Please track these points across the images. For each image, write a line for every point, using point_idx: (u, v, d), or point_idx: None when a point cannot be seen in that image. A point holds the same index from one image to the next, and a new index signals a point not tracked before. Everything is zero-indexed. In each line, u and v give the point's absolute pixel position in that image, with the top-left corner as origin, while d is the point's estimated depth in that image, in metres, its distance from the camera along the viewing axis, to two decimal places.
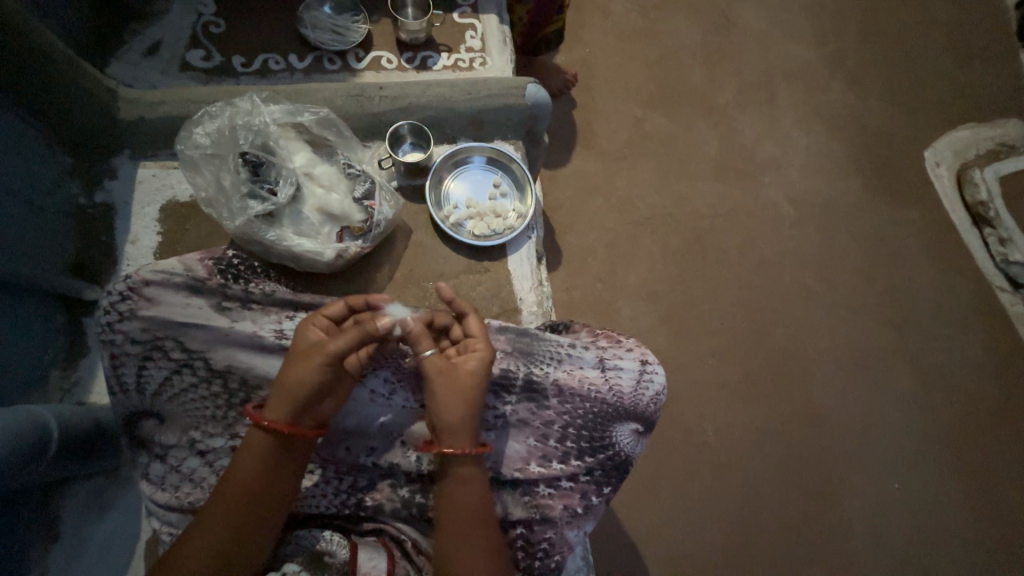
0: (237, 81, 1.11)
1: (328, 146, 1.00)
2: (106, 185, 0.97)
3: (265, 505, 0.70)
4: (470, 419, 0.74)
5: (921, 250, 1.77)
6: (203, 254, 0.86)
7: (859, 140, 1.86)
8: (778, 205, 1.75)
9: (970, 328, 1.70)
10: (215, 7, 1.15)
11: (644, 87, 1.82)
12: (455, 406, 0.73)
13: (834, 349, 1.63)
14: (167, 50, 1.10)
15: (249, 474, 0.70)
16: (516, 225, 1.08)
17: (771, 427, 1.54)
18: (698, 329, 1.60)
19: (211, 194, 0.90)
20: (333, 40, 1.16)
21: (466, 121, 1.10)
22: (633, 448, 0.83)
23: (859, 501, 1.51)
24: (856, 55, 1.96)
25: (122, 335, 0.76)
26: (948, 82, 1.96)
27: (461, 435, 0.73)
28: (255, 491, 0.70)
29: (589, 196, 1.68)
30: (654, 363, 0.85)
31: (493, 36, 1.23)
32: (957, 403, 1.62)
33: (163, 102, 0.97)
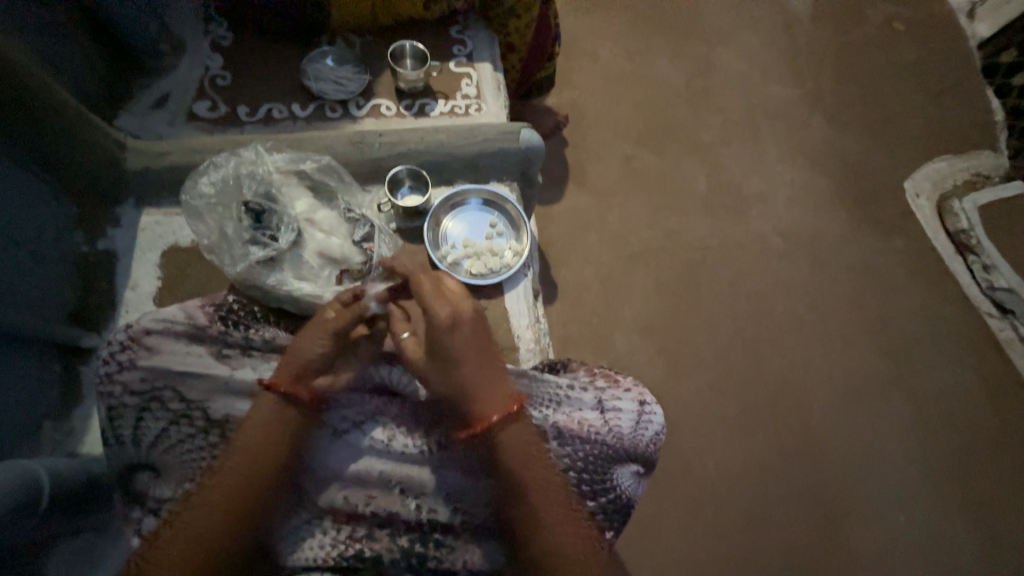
0: (241, 130, 1.15)
1: (329, 192, 1.03)
2: (109, 233, 0.99)
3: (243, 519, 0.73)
4: (477, 388, 0.78)
5: (908, 278, 1.81)
6: (203, 301, 0.87)
7: (841, 174, 1.94)
8: (767, 237, 1.80)
9: (962, 354, 1.72)
10: (222, 60, 1.20)
11: (633, 126, 1.90)
12: (457, 381, 0.78)
13: (830, 378, 1.64)
14: (174, 101, 1.15)
15: (236, 487, 0.73)
16: (512, 264, 1.11)
17: (772, 459, 1.53)
18: (694, 360, 1.61)
19: (212, 241, 0.92)
20: (334, 89, 1.21)
21: (463, 165, 1.14)
22: (634, 490, 0.83)
23: (865, 536, 1.48)
24: (832, 94, 2.07)
25: (121, 386, 0.78)
26: (921, 117, 2.07)
27: (484, 403, 0.78)
28: (234, 504, 0.72)
29: (583, 232, 1.72)
30: (653, 403, 0.86)
31: (488, 83, 1.29)
32: (955, 430, 1.62)
33: (170, 153, 1.01)
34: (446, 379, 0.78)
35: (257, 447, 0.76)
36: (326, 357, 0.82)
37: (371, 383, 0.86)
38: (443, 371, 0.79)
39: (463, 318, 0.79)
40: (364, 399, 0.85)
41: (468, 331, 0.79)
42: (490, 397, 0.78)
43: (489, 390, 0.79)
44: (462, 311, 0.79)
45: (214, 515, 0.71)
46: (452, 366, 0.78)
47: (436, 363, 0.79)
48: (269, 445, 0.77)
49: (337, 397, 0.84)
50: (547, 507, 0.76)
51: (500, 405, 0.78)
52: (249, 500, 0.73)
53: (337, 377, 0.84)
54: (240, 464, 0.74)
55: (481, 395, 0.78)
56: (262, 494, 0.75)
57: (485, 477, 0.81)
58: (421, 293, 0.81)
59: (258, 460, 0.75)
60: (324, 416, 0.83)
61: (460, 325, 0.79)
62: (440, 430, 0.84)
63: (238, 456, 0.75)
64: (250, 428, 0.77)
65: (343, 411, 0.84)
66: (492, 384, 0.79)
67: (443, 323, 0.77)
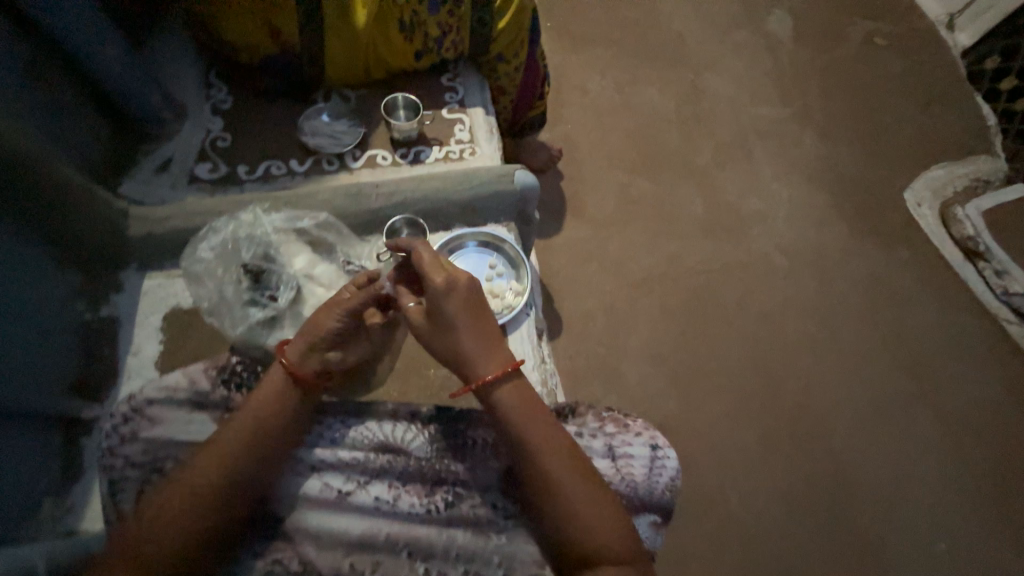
0: (242, 189, 1.18)
1: (328, 246, 1.04)
2: (111, 299, 1.00)
3: (228, 497, 0.74)
4: (477, 348, 0.79)
5: (918, 289, 1.77)
6: (208, 363, 0.86)
7: (839, 188, 1.93)
8: (770, 256, 1.78)
9: (984, 364, 1.67)
10: (222, 123, 1.25)
11: (627, 155, 1.92)
12: (457, 342, 0.80)
13: (849, 397, 1.59)
14: (176, 165, 1.18)
15: (229, 466, 0.74)
16: (515, 304, 1.09)
17: (797, 488, 1.46)
18: (707, 387, 1.57)
19: (213, 303, 0.94)
20: (330, 143, 1.24)
21: (460, 209, 1.15)
22: (654, 542, 0.79)
23: (904, 566, 1.39)
24: (821, 111, 2.09)
25: (123, 459, 0.77)
26: (913, 127, 2.08)
27: (478, 365, 0.79)
28: (224, 480, 0.73)
29: (584, 262, 1.72)
30: (666, 446, 0.83)
31: (480, 128, 1.31)
32: (987, 446, 1.55)
33: (171, 218, 1.03)
34: (444, 342, 0.81)
35: (253, 425, 0.77)
36: (342, 331, 0.85)
37: (372, 441, 0.86)
38: (442, 336, 0.81)
39: (459, 286, 0.80)
40: (364, 457, 0.84)
41: (463, 298, 0.80)
42: (488, 358, 0.80)
43: (487, 351, 0.80)
44: (457, 279, 0.81)
45: (203, 488, 0.72)
46: (449, 329, 0.80)
47: (433, 329, 0.82)
48: (267, 422, 0.78)
49: (335, 451, 0.85)
50: (564, 481, 0.74)
51: (496, 367, 0.79)
52: (239, 477, 0.75)
53: (337, 431, 0.86)
54: (234, 444, 0.75)
55: (480, 355, 0.79)
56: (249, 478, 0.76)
57: (497, 535, 0.80)
58: (420, 263, 0.82)
59: (254, 438, 0.76)
60: (324, 475, 0.84)
61: (456, 292, 0.80)
62: (448, 485, 0.83)
63: (233, 434, 0.76)
64: (247, 409, 0.78)
65: (345, 470, 0.84)
66: (490, 346, 0.80)
67: (439, 291, 0.80)
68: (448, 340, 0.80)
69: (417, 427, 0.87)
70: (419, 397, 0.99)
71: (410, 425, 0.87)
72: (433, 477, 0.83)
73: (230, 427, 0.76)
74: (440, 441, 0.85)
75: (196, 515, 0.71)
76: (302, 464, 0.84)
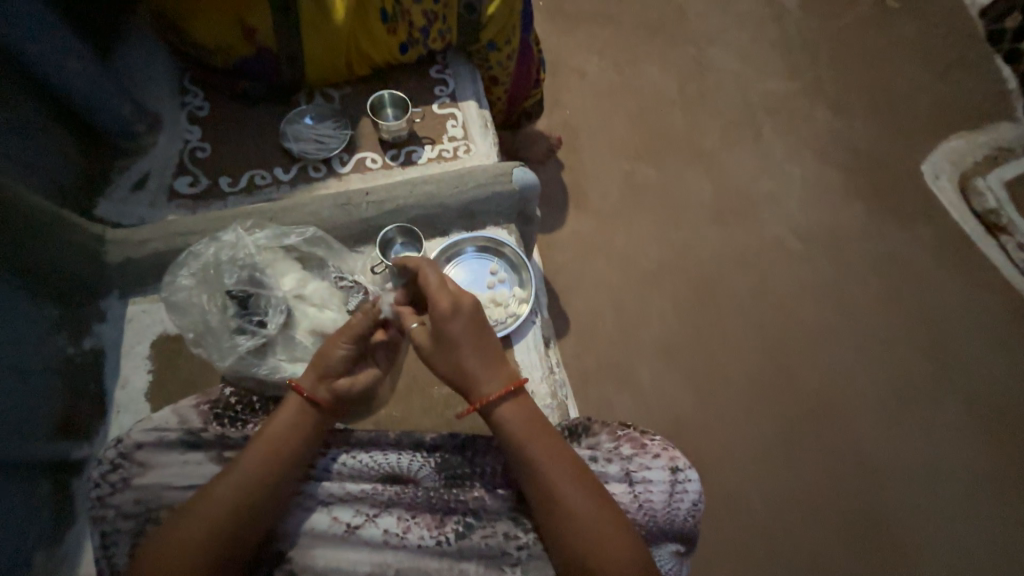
0: (225, 203, 1.12)
1: (318, 261, 0.99)
2: (95, 330, 0.95)
3: (242, 530, 0.70)
4: (481, 368, 0.77)
5: (942, 266, 1.68)
6: (199, 398, 0.83)
7: (854, 165, 1.83)
8: (784, 240, 1.70)
9: (1015, 342, 1.57)
10: (200, 132, 1.17)
11: (629, 141, 1.83)
12: (461, 362, 0.76)
13: (872, 385, 1.51)
14: (154, 181, 1.11)
15: (243, 494, 0.71)
16: (520, 312, 1.03)
17: (821, 482, 1.39)
18: (722, 381, 1.50)
19: (198, 333, 0.88)
20: (317, 149, 1.16)
21: (456, 213, 1.08)
22: (677, 572, 0.77)
23: (937, 560, 1.33)
24: (832, 82, 1.98)
25: (113, 510, 0.74)
26: (930, 95, 1.96)
27: (483, 384, 0.76)
28: (237, 511, 0.70)
29: (589, 257, 1.65)
30: (687, 469, 0.79)
31: (474, 122, 1.23)
32: (1021, 429, 1.47)
33: (150, 240, 0.96)
34: (448, 362, 0.77)
35: (271, 448, 0.75)
36: (348, 358, 0.82)
37: (380, 470, 0.81)
38: (445, 355, 0.77)
39: (463, 307, 0.77)
40: (372, 488, 0.80)
41: (468, 320, 0.77)
42: (493, 376, 0.77)
43: (492, 370, 0.77)
44: (462, 303, 0.78)
45: (206, 527, 0.68)
46: (453, 350, 0.76)
47: (437, 350, 0.78)
48: (283, 446, 0.75)
49: (343, 483, 0.80)
50: (580, 506, 0.70)
51: (500, 385, 0.76)
52: (253, 507, 0.71)
53: (345, 462, 0.81)
54: (250, 471, 0.72)
55: (484, 375, 0.76)
56: (256, 518, 0.71)
57: (512, 568, 0.75)
58: (425, 285, 0.79)
59: (270, 462, 0.74)
60: (332, 509, 0.79)
61: (461, 313, 0.77)
62: (459, 515, 0.78)
63: (248, 460, 0.73)
64: (256, 442, 0.75)
65: (354, 503, 0.79)
66: (495, 365, 0.77)
67: (443, 312, 0.76)
68: (450, 359, 0.77)
69: (425, 454, 0.82)
70: (422, 418, 0.94)
71: (418, 453, 0.82)
72: (444, 508, 0.78)
73: (238, 463, 0.73)
74: (452, 466, 0.81)
75: (206, 552, 0.68)
76: (310, 499, 0.79)
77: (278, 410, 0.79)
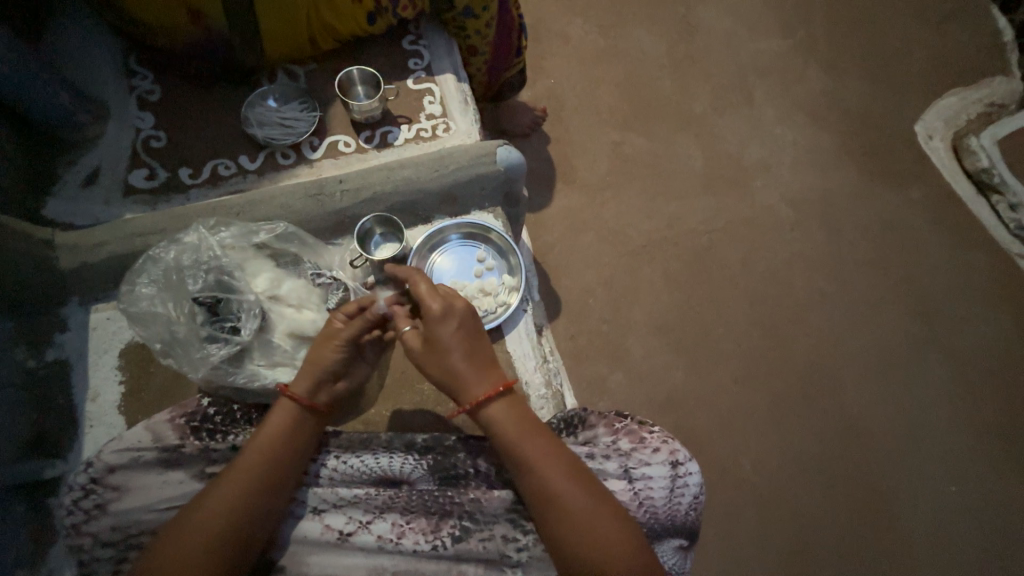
0: (187, 197, 1.04)
1: (292, 257, 0.93)
2: (57, 340, 0.90)
3: (240, 545, 0.67)
4: (473, 370, 0.74)
5: (932, 228, 1.66)
6: (175, 411, 0.79)
7: (848, 126, 1.78)
8: (775, 208, 1.66)
9: (999, 303, 1.58)
10: (153, 118, 1.08)
11: (616, 109, 1.74)
12: (455, 366, 0.73)
13: (862, 351, 1.51)
14: (106, 175, 1.03)
15: (235, 509, 0.68)
16: (510, 301, 0.99)
17: (811, 448, 1.41)
18: (715, 355, 1.49)
19: (166, 344, 0.83)
20: (283, 133, 1.07)
21: (438, 198, 1.02)
22: (681, 566, 0.78)
23: (919, 515, 1.37)
24: (826, 39, 1.89)
25: (91, 538, 0.71)
26: (925, 50, 1.89)
27: (474, 385, 0.73)
28: (229, 525, 0.67)
29: (578, 234, 1.60)
30: (686, 462, 0.79)
31: (453, 97, 1.14)
32: (1002, 387, 1.49)
33: (106, 243, 0.90)
34: (438, 366, 0.74)
35: (262, 458, 0.71)
36: (343, 361, 0.78)
37: (372, 474, 0.78)
38: (436, 360, 0.74)
39: (455, 310, 0.75)
40: (365, 493, 0.77)
41: (459, 324, 0.75)
42: (482, 376, 0.74)
43: (481, 371, 0.74)
44: (454, 306, 0.76)
45: (196, 546, 0.65)
46: (443, 354, 0.74)
47: (427, 354, 0.75)
48: (275, 455, 0.72)
49: (335, 488, 0.77)
50: (580, 508, 0.68)
51: (489, 387, 0.74)
52: (248, 521, 0.68)
53: (335, 466, 0.78)
54: (241, 484, 0.69)
55: (476, 377, 0.74)
56: (249, 534, 0.68)
57: (512, 569, 0.74)
58: (415, 288, 0.77)
59: (262, 472, 0.71)
60: (324, 517, 0.76)
61: (452, 316, 0.75)
62: (455, 519, 0.76)
63: (239, 472, 0.70)
64: (242, 457, 0.71)
65: (347, 508, 0.77)
66: (485, 366, 0.75)
67: (434, 315, 0.74)
68: (443, 364, 0.74)
69: (417, 457, 0.79)
70: (412, 415, 0.91)
71: (409, 456, 0.79)
72: (442, 511, 0.76)
73: (225, 479, 0.69)
74: (449, 465, 0.79)
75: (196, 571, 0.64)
76: (301, 507, 0.76)
77: (268, 415, 0.75)
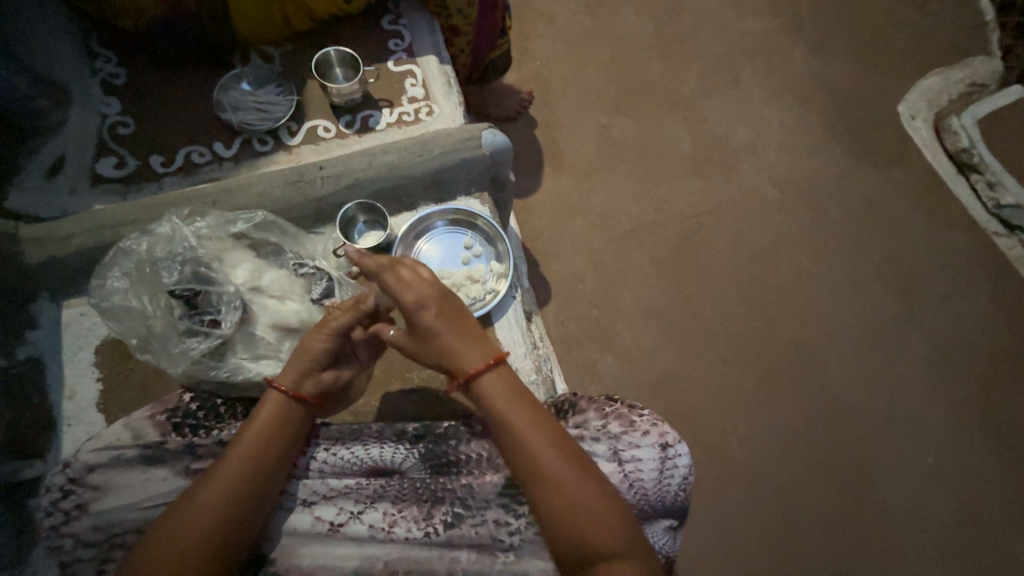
0: (160, 185, 1.00)
1: (273, 247, 0.90)
2: (28, 338, 0.86)
3: (233, 539, 0.67)
4: (464, 346, 0.75)
5: (913, 208, 1.68)
6: (154, 408, 0.77)
7: (834, 107, 1.78)
8: (762, 189, 1.66)
9: (976, 280, 1.62)
10: (120, 104, 1.03)
11: (604, 91, 1.72)
12: (450, 348, 0.75)
13: (845, 330, 1.54)
14: (72, 165, 0.99)
15: (227, 502, 0.66)
16: (498, 288, 0.97)
17: (794, 425, 1.44)
18: (703, 337, 1.50)
19: (143, 338, 0.80)
20: (259, 118, 1.03)
21: (422, 184, 0.99)
22: (671, 547, 0.79)
23: (896, 485, 1.42)
24: (813, 19, 1.88)
25: (72, 539, 0.70)
26: (909, 29, 1.89)
27: (469, 360, 0.75)
28: (218, 520, 0.66)
29: (568, 219, 1.58)
30: (676, 444, 0.79)
31: (435, 79, 1.11)
32: (976, 362, 1.54)
33: (74, 235, 0.87)
34: (432, 352, 0.76)
35: (254, 453, 0.70)
36: (330, 352, 0.77)
37: (363, 464, 0.78)
38: (428, 347, 0.76)
39: (429, 295, 0.75)
40: (356, 483, 0.76)
41: (437, 308, 0.75)
42: (467, 351, 0.75)
43: (467, 345, 0.75)
44: (426, 292, 0.75)
45: (185, 542, 0.64)
46: (427, 333, 0.75)
47: (418, 345, 0.77)
48: (266, 449, 0.71)
49: (324, 480, 0.76)
50: (569, 486, 0.68)
51: (480, 360, 0.75)
52: (243, 514, 0.67)
53: (325, 458, 0.77)
54: (232, 478, 0.68)
55: (470, 350, 0.75)
56: (241, 526, 0.67)
57: (504, 553, 0.74)
58: (385, 282, 0.76)
59: (251, 466, 0.69)
60: (314, 509, 0.75)
61: (428, 301, 0.75)
62: (447, 506, 0.75)
63: (230, 467, 0.68)
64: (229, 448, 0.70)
65: (338, 500, 0.76)
66: (473, 340, 0.76)
67: (410, 302, 0.74)
68: (438, 352, 0.76)
69: (408, 446, 0.79)
70: (403, 404, 0.91)
71: (400, 445, 0.79)
72: (435, 497, 0.76)
73: (211, 475, 0.68)
74: (438, 454, 0.79)
75: (188, 567, 0.63)
76: (290, 500, 0.75)
77: (257, 409, 0.73)
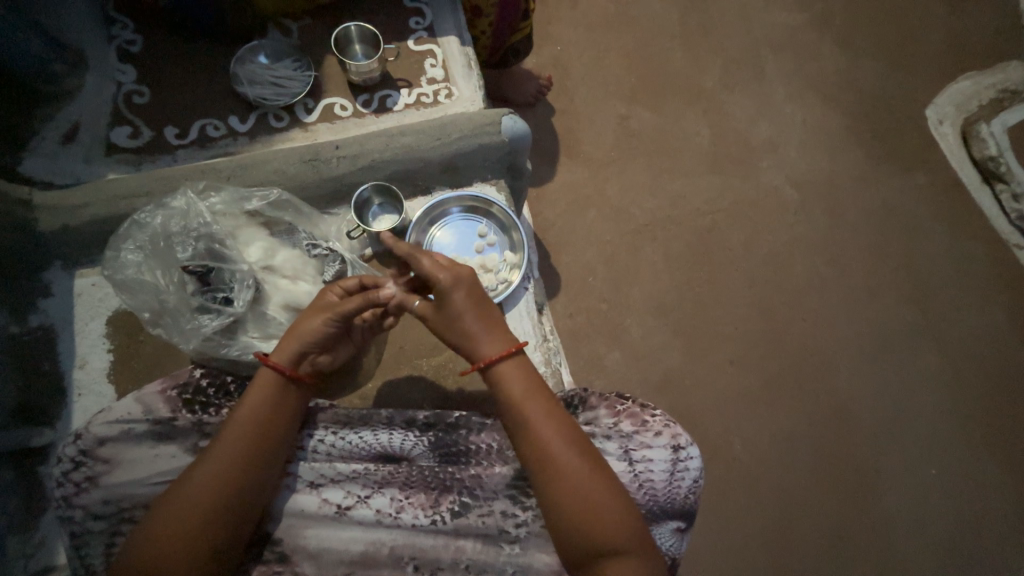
0: (173, 158, 0.99)
1: (286, 227, 0.89)
2: (41, 306, 0.87)
3: (239, 514, 0.67)
4: (479, 329, 0.74)
5: (934, 216, 1.64)
6: (165, 383, 0.78)
7: (860, 108, 1.73)
8: (781, 189, 1.63)
9: (993, 292, 1.59)
10: (135, 73, 1.02)
11: (624, 80, 1.67)
12: (472, 327, 0.74)
13: (857, 337, 1.52)
14: (87, 133, 0.97)
15: (232, 478, 0.67)
16: (511, 279, 0.95)
17: (798, 429, 1.44)
18: (711, 337, 1.49)
19: (156, 312, 0.80)
20: (275, 93, 1.01)
21: (439, 168, 0.97)
22: (677, 549, 0.78)
23: (896, 494, 1.41)
24: (843, 15, 1.82)
25: (81, 510, 0.70)
26: (943, 29, 1.82)
27: (483, 344, 0.74)
28: (222, 496, 0.66)
29: (581, 210, 1.56)
30: (687, 446, 0.79)
31: (456, 61, 1.08)
32: (986, 375, 1.52)
33: (85, 205, 0.86)
34: (453, 329, 0.75)
35: (259, 432, 0.70)
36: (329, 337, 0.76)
37: (371, 450, 0.78)
38: (446, 324, 0.75)
39: (463, 279, 0.75)
40: (364, 468, 0.76)
41: (468, 290, 0.75)
42: (489, 336, 0.75)
43: (490, 331, 0.75)
44: (461, 272, 0.76)
45: (190, 516, 0.64)
46: (456, 315, 0.74)
47: (438, 319, 0.76)
48: (271, 429, 0.71)
49: (333, 463, 0.77)
50: (580, 481, 0.68)
51: (500, 348, 0.74)
52: (245, 492, 0.68)
53: (332, 442, 0.77)
54: (235, 454, 0.68)
55: (489, 334, 0.75)
56: (246, 503, 0.68)
57: (508, 544, 0.74)
58: (417, 264, 0.76)
59: (255, 444, 0.69)
60: (321, 491, 0.76)
61: (461, 283, 0.75)
62: (454, 495, 0.75)
63: (234, 446, 0.68)
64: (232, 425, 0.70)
65: (346, 483, 0.76)
66: (496, 328, 0.76)
67: (446, 283, 0.74)
68: (455, 329, 0.75)
69: (418, 434, 0.79)
70: (411, 390, 0.91)
71: (410, 432, 0.79)
72: (443, 484, 0.76)
73: (216, 452, 0.68)
74: (445, 442, 0.79)
75: (193, 540, 0.64)
76: (297, 482, 0.76)
77: (250, 390, 0.73)
